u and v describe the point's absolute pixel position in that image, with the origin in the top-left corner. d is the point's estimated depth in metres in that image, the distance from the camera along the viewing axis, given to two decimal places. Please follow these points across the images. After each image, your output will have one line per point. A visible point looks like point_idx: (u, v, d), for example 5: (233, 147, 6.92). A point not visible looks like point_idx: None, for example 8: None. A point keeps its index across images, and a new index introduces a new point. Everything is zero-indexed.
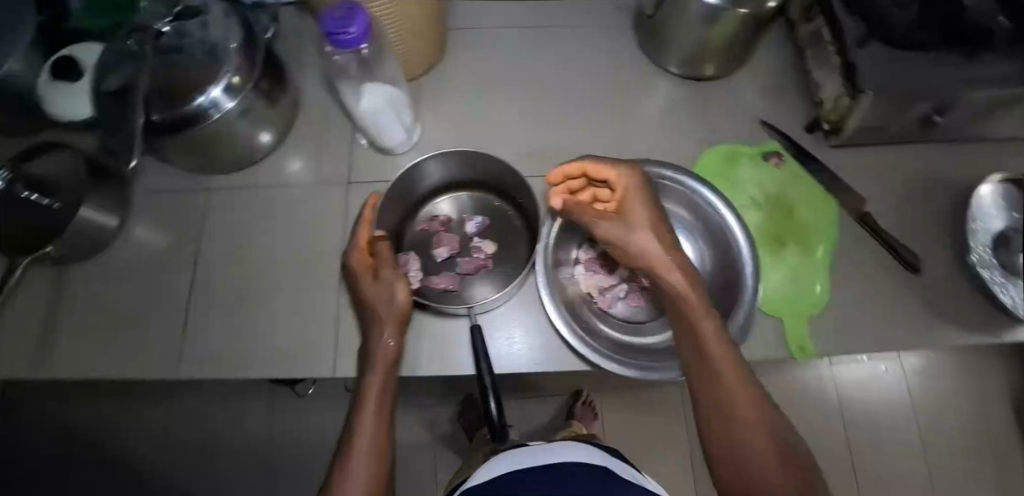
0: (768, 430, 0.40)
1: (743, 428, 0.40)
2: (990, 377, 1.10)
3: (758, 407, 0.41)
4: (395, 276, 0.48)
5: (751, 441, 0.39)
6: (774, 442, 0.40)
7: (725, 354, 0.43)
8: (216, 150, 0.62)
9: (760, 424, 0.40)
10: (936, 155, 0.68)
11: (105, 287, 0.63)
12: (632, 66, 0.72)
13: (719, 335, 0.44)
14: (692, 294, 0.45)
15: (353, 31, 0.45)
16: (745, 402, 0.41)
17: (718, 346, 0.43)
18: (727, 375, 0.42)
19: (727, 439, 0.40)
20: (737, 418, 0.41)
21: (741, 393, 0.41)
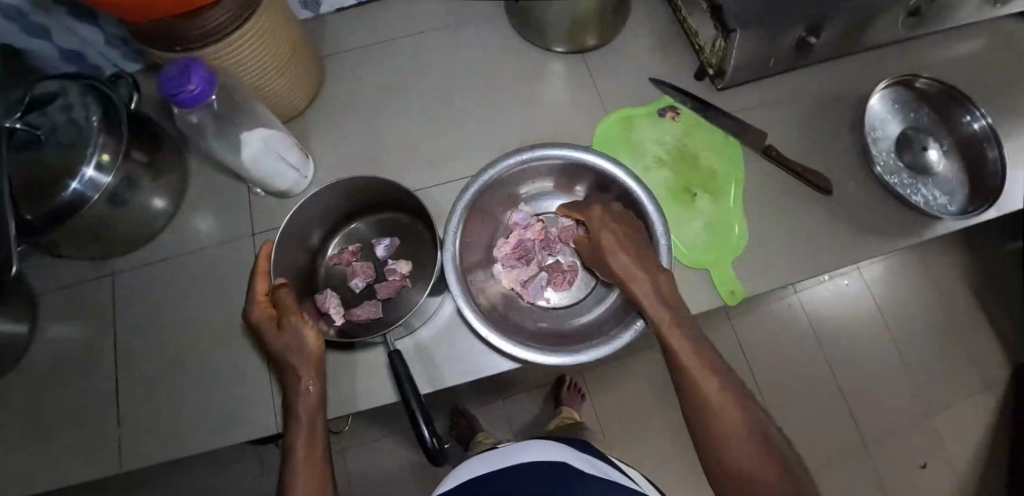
0: (743, 412, 0.41)
1: (716, 420, 0.40)
2: (942, 268, 1.13)
3: (732, 394, 0.41)
4: (301, 321, 0.46)
5: (725, 427, 0.40)
6: (749, 423, 0.40)
7: (690, 350, 0.44)
8: (109, 233, 0.60)
9: (734, 408, 0.41)
10: (824, 73, 0.69)
11: (31, 395, 0.61)
12: (516, 53, 0.72)
13: (683, 334, 0.45)
14: (657, 307, 0.47)
15: (194, 87, 0.43)
16: (715, 390, 0.42)
17: (684, 345, 0.44)
18: (695, 370, 0.43)
19: (704, 430, 0.41)
20: (709, 408, 0.41)
21: (711, 383, 0.42)
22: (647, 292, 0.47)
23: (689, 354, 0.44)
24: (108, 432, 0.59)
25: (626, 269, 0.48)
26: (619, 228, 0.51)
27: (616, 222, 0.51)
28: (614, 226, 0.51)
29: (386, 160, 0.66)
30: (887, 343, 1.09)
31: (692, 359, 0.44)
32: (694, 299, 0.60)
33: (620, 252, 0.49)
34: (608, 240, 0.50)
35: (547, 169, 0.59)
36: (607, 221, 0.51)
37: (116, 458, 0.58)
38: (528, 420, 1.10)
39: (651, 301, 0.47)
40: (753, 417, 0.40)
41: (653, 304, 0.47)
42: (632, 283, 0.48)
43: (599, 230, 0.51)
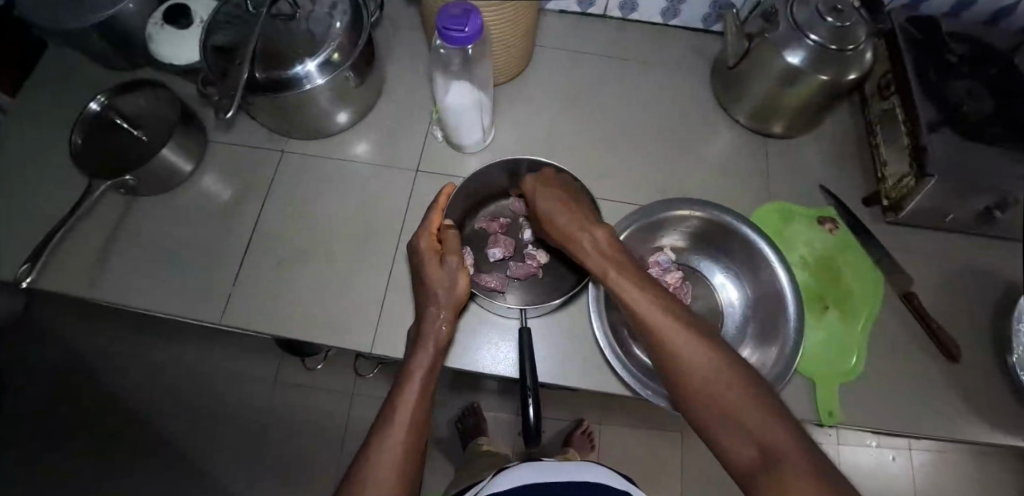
0: (765, 406, 0.35)
1: (693, 376, 0.38)
2: (1000, 489, 1.07)
3: (736, 377, 0.37)
4: (459, 265, 0.49)
5: (748, 422, 0.35)
6: (754, 404, 0.35)
7: (675, 323, 0.41)
8: (298, 117, 0.65)
9: (739, 387, 0.37)
10: (988, 250, 0.69)
11: (169, 224, 0.65)
12: (702, 111, 0.74)
13: (636, 285, 0.44)
14: (602, 261, 0.47)
15: (467, 31, 0.47)
16: (714, 374, 0.38)
17: (664, 313, 0.42)
18: (682, 348, 0.40)
19: (708, 414, 0.37)
20: (703, 387, 0.38)
21: (704, 360, 0.39)
22: (605, 262, 0.47)
23: (649, 305, 0.43)
24: (220, 285, 0.62)
25: (584, 242, 0.49)
26: (569, 203, 0.53)
27: (561, 198, 0.53)
28: (564, 203, 0.53)
29: (554, 155, 0.70)
30: None
31: (675, 330, 0.41)
32: (793, 406, 0.59)
33: (569, 222, 0.51)
34: (563, 217, 0.52)
35: (705, 226, 0.62)
36: (555, 195, 0.54)
37: (218, 310, 0.61)
38: (536, 444, 1.10)
39: (614, 271, 0.46)
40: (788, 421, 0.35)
41: (602, 259, 0.47)
42: (589, 255, 0.49)
43: (550, 203, 0.53)
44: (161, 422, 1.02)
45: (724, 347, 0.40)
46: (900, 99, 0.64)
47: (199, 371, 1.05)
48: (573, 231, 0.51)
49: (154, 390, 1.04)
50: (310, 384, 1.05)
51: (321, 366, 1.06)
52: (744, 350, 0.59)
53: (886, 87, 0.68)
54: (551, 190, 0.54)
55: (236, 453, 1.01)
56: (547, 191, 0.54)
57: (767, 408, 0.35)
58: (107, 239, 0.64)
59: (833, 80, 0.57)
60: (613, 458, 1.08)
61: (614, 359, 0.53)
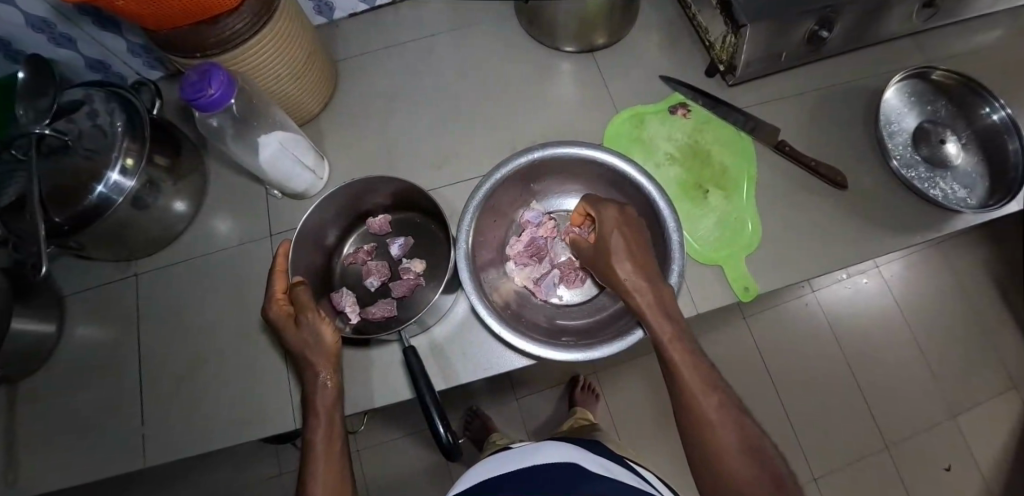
0: (757, 460, 0.39)
1: (711, 433, 0.40)
2: (966, 265, 1.11)
3: (739, 431, 0.40)
4: (318, 318, 0.47)
5: (734, 470, 0.38)
6: (748, 459, 0.39)
7: (695, 371, 0.43)
8: (133, 235, 0.62)
9: (738, 440, 0.39)
10: (838, 68, 0.68)
11: (60, 392, 0.63)
12: (526, 53, 0.72)
13: (682, 345, 0.44)
14: (648, 311, 0.46)
15: (213, 91, 0.45)
16: (720, 425, 0.40)
17: (683, 360, 0.43)
18: (698, 394, 0.41)
19: (701, 451, 0.40)
20: (704, 430, 0.40)
21: (713, 408, 0.41)
22: (651, 305, 0.46)
23: (685, 362, 0.43)
24: (132, 428, 0.61)
25: (631, 280, 0.47)
26: (628, 235, 0.48)
27: (624, 234, 0.48)
28: (623, 234, 0.48)
29: (400, 160, 0.67)
30: (908, 343, 1.07)
31: (694, 379, 0.42)
32: (708, 297, 0.59)
33: (627, 262, 0.47)
34: (616, 246, 0.48)
35: (560, 166, 0.60)
36: (615, 231, 0.48)
37: (139, 454, 0.59)
38: (544, 420, 1.11)
39: (654, 313, 0.46)
40: (774, 472, 0.38)
41: (656, 314, 0.45)
42: (635, 294, 0.46)
43: (609, 234, 0.49)
44: None
45: (730, 396, 0.42)
46: None
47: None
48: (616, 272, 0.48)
49: None
50: None
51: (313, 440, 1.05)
52: None
53: None
54: (622, 223, 0.49)
55: None
56: (615, 223, 0.49)
57: (758, 463, 0.39)
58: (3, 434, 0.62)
59: None
60: (620, 401, 1.09)
61: (513, 337, 0.51)
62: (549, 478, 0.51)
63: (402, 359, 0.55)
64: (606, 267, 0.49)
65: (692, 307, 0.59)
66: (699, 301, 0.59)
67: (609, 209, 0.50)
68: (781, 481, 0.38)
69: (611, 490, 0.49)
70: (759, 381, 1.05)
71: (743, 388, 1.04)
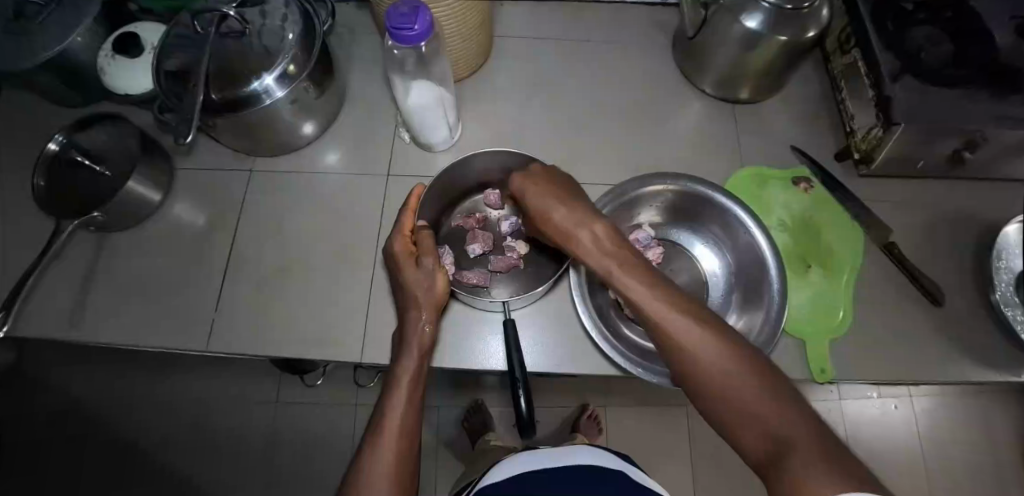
0: (769, 386, 0.33)
1: (709, 375, 0.35)
2: (1001, 423, 1.09)
3: (733, 357, 0.35)
4: (436, 265, 0.48)
5: (746, 411, 0.32)
6: (754, 383, 0.33)
7: (674, 309, 0.39)
8: (261, 134, 0.64)
9: (741, 373, 0.34)
10: (962, 192, 0.69)
11: (145, 256, 0.65)
12: (668, 85, 0.74)
13: (646, 286, 0.41)
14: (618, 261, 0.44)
15: (416, 28, 0.47)
16: (713, 359, 0.35)
17: (660, 302, 0.40)
18: (682, 334, 0.37)
19: (709, 401, 0.35)
20: (701, 373, 0.36)
21: (702, 341, 0.36)
22: (612, 254, 0.45)
23: (657, 299, 0.40)
24: (203, 311, 0.62)
25: (587, 238, 0.47)
26: (563, 195, 0.50)
27: (554, 195, 0.51)
28: (557, 195, 0.50)
29: (524, 145, 0.69)
30: (920, 480, 1.05)
31: (675, 317, 0.38)
32: (785, 366, 0.60)
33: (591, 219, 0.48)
34: (557, 210, 0.49)
35: (682, 201, 0.62)
36: (548, 193, 0.51)
37: (203, 338, 0.61)
38: (543, 435, 1.10)
39: (619, 264, 0.44)
40: (788, 395, 0.32)
41: (615, 266, 0.44)
42: (592, 252, 0.46)
43: (546, 200, 0.50)
44: (165, 455, 1.01)
45: (722, 328, 0.38)
46: (860, 52, 0.64)
47: (200, 399, 1.05)
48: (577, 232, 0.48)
49: (156, 424, 1.03)
50: (312, 401, 1.05)
51: (321, 381, 1.06)
52: (729, 317, 0.60)
53: (845, 41, 0.68)
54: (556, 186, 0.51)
55: (243, 477, 1.01)
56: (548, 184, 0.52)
57: (766, 386, 0.33)
58: (83, 277, 0.64)
59: (792, 39, 0.57)
60: (623, 441, 1.09)
61: (603, 342, 0.53)
62: (595, 480, 0.51)
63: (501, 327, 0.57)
64: (562, 229, 0.49)
65: None
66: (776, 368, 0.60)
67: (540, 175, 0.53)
68: (795, 401, 0.32)
69: None
70: None
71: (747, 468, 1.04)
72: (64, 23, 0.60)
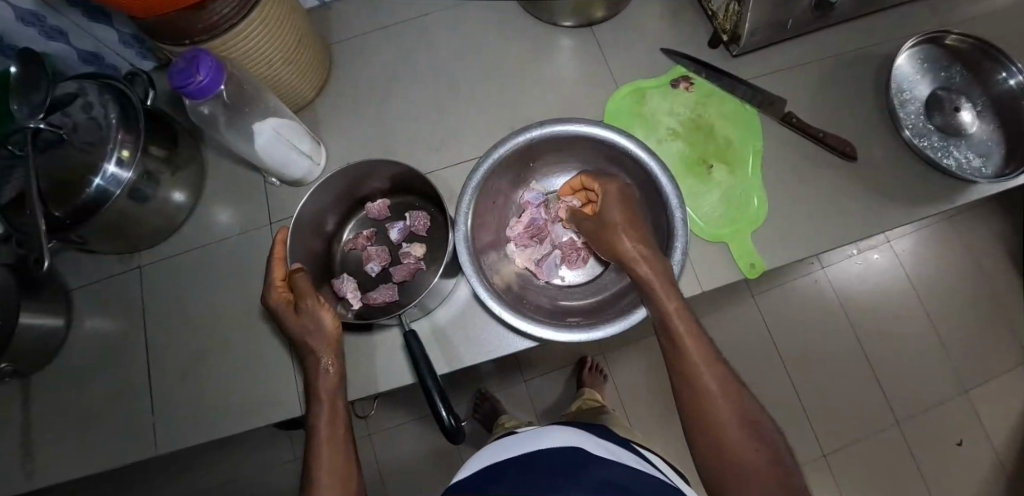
0: (757, 435, 0.39)
1: (712, 408, 0.40)
2: (979, 236, 1.08)
3: (736, 403, 0.40)
4: (317, 304, 0.47)
5: (736, 448, 0.38)
6: (748, 430, 0.39)
7: (696, 344, 0.42)
8: (132, 228, 0.62)
9: (740, 416, 0.39)
10: (846, 34, 0.66)
11: (72, 386, 0.64)
12: (522, 31, 0.70)
13: (682, 314, 0.43)
14: (658, 284, 0.44)
15: (202, 78, 0.44)
16: (722, 400, 0.40)
17: (687, 332, 0.42)
18: (699, 368, 0.41)
19: (699, 428, 0.40)
20: (708, 408, 0.40)
21: (714, 382, 0.40)
22: (658, 272, 0.45)
23: (687, 327, 0.43)
24: (144, 418, 0.62)
25: (648, 254, 0.45)
26: (626, 211, 0.47)
27: (625, 208, 0.48)
28: (626, 208, 0.48)
29: (397, 145, 0.66)
30: (920, 319, 1.05)
31: (698, 353, 0.42)
32: (713, 273, 0.59)
33: (635, 236, 0.46)
34: (620, 220, 0.47)
35: (559, 146, 0.58)
36: (623, 207, 0.48)
37: (152, 443, 0.61)
38: (551, 402, 1.11)
39: (661, 282, 0.44)
40: (773, 445, 0.38)
41: (663, 286, 0.44)
42: (637, 263, 0.45)
43: (612, 208, 0.48)
44: None
45: (728, 370, 0.42)
46: None
47: (215, 484, 1.06)
48: (622, 243, 0.46)
49: None
50: None
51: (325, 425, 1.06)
52: None
53: None
54: (625, 193, 0.49)
55: None
56: (619, 192, 0.49)
57: (755, 434, 0.39)
58: (20, 427, 0.63)
59: None
60: (626, 381, 1.10)
61: (514, 318, 0.51)
62: (552, 460, 0.51)
63: (402, 344, 0.55)
64: (608, 236, 0.47)
65: (698, 285, 0.58)
66: (703, 279, 0.59)
67: (613, 180, 0.50)
68: (779, 453, 0.38)
69: (624, 478, 0.49)
70: (767, 358, 1.04)
71: (751, 367, 1.04)
72: None
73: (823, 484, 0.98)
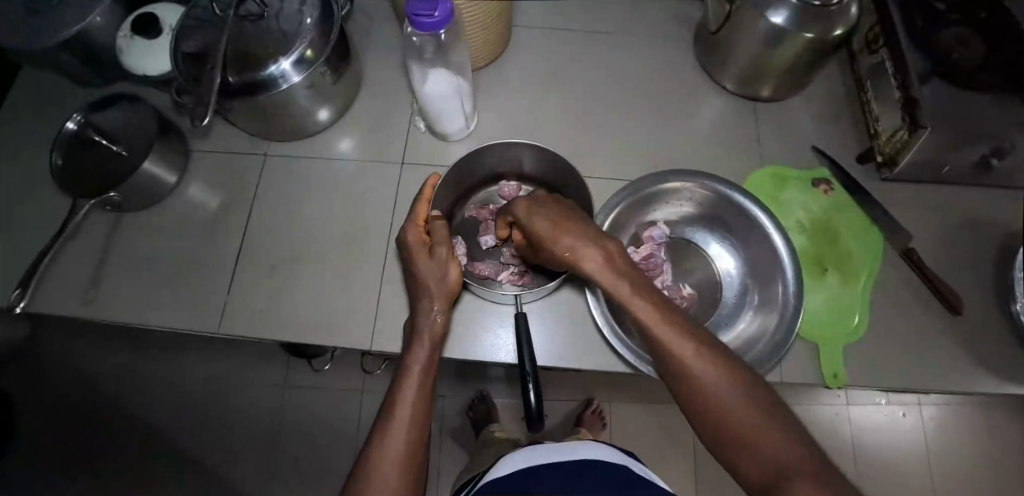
0: (778, 424, 0.35)
1: (716, 406, 0.37)
2: (1010, 434, 1.08)
3: (752, 401, 0.36)
4: (449, 255, 0.48)
5: (755, 443, 0.34)
6: (779, 434, 0.34)
7: (680, 336, 0.39)
8: (277, 118, 0.64)
9: (745, 402, 0.36)
10: (985, 200, 0.67)
11: (158, 238, 0.65)
12: (687, 80, 0.73)
13: (652, 308, 0.41)
14: (618, 281, 0.42)
15: (435, 15, 0.47)
16: (724, 392, 0.37)
17: (675, 331, 0.39)
18: (704, 377, 0.38)
19: (717, 432, 0.36)
20: (711, 404, 0.37)
21: (710, 369, 0.38)
22: (614, 273, 0.42)
23: (664, 320, 0.40)
24: (215, 294, 0.63)
25: (601, 267, 0.43)
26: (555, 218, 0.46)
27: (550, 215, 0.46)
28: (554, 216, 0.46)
29: (539, 138, 0.69)
30: (926, 489, 1.04)
31: (688, 348, 0.39)
32: (796, 369, 0.59)
33: (579, 236, 0.44)
34: (567, 240, 0.44)
35: (697, 198, 0.61)
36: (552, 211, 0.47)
37: (215, 321, 0.61)
38: (548, 428, 1.10)
39: (624, 286, 0.42)
40: (800, 434, 0.34)
41: (625, 287, 0.42)
42: (586, 261, 0.43)
43: (543, 227, 0.46)
44: (171, 434, 1.03)
45: (726, 354, 0.39)
46: (887, 52, 0.62)
47: (206, 380, 1.06)
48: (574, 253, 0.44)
49: (163, 404, 1.04)
50: (319, 385, 1.06)
51: (329, 366, 1.07)
52: (744, 316, 0.59)
53: (873, 40, 0.66)
54: (556, 207, 0.47)
55: (247, 459, 1.01)
56: (554, 210, 0.47)
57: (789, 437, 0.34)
58: (98, 256, 0.64)
59: (818, 38, 0.55)
60: (625, 437, 1.09)
61: (611, 334, 0.53)
62: (599, 475, 0.51)
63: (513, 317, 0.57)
64: (550, 251, 0.45)
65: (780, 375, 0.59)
66: (786, 371, 0.59)
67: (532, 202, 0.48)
68: (803, 440, 0.34)
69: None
70: None
71: None
72: (85, 2, 0.60)
73: None
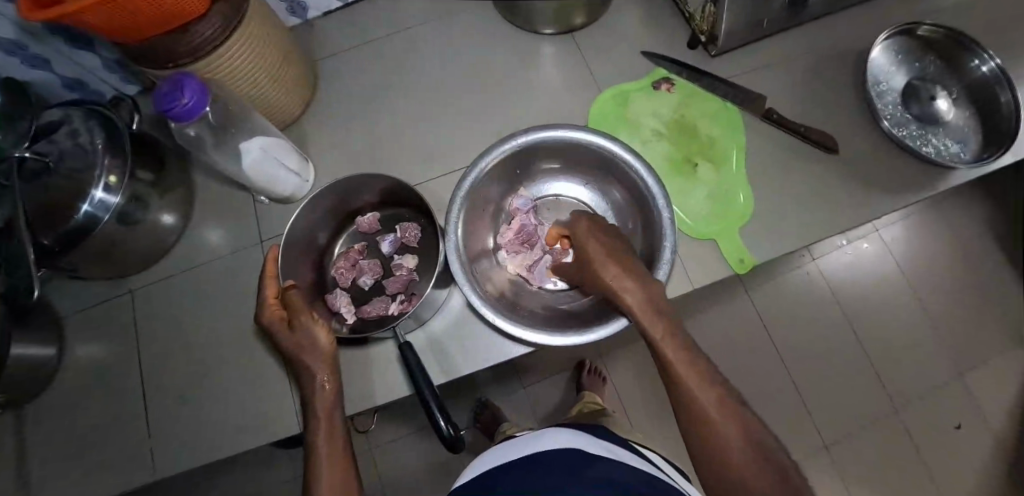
0: (764, 457, 0.37)
1: (716, 434, 0.38)
2: (966, 221, 1.09)
3: (742, 425, 0.39)
4: (312, 320, 0.47)
5: (737, 465, 0.37)
6: (760, 460, 0.37)
7: (688, 367, 0.41)
8: (122, 254, 0.62)
9: (740, 435, 0.38)
10: (820, 30, 0.67)
11: (64, 414, 0.63)
12: (504, 39, 0.71)
13: (675, 341, 0.43)
14: (641, 303, 0.44)
15: (188, 100, 0.44)
16: (722, 420, 0.39)
17: (679, 358, 0.42)
18: (709, 408, 0.39)
19: (706, 455, 0.39)
20: (702, 423, 0.39)
21: (713, 406, 0.39)
22: (643, 303, 0.44)
23: (676, 352, 0.42)
24: (139, 442, 0.61)
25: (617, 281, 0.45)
26: (607, 245, 0.47)
27: (605, 244, 0.47)
28: (606, 244, 0.47)
29: (384, 158, 0.67)
30: (912, 306, 1.06)
31: (694, 379, 0.41)
32: (703, 271, 0.59)
33: (614, 266, 0.46)
34: (594, 251, 0.47)
35: (546, 151, 0.59)
36: (595, 244, 0.48)
37: (149, 469, 0.60)
38: (553, 405, 1.11)
39: (645, 311, 0.44)
40: (781, 467, 0.37)
41: (648, 313, 0.44)
42: (624, 294, 0.45)
43: (585, 243, 0.48)
44: None
45: (729, 392, 0.41)
46: None
47: None
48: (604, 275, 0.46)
49: None
50: None
51: None
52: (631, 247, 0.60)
53: None
54: (597, 228, 0.49)
55: None
56: (589, 228, 0.49)
57: (762, 455, 0.37)
58: (14, 458, 0.62)
59: None
60: (624, 382, 1.10)
61: (492, 314, 0.51)
62: (553, 465, 0.47)
63: (398, 357, 0.56)
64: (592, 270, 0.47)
65: (689, 283, 0.59)
66: (696, 276, 0.59)
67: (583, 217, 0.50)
68: (787, 472, 0.37)
69: (628, 478, 0.46)
70: (765, 351, 1.05)
71: (749, 361, 1.04)
72: None
73: (827, 475, 0.99)
